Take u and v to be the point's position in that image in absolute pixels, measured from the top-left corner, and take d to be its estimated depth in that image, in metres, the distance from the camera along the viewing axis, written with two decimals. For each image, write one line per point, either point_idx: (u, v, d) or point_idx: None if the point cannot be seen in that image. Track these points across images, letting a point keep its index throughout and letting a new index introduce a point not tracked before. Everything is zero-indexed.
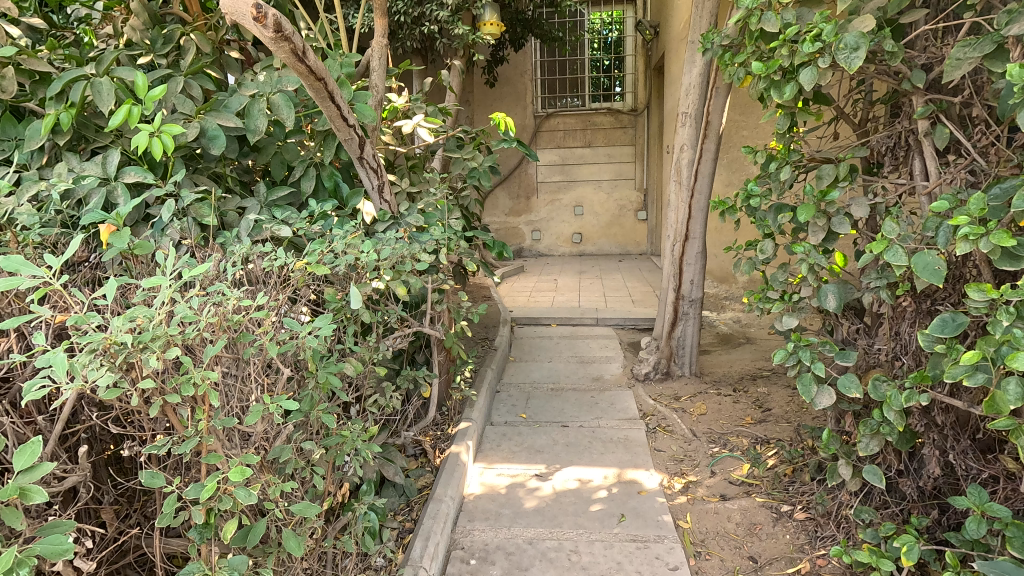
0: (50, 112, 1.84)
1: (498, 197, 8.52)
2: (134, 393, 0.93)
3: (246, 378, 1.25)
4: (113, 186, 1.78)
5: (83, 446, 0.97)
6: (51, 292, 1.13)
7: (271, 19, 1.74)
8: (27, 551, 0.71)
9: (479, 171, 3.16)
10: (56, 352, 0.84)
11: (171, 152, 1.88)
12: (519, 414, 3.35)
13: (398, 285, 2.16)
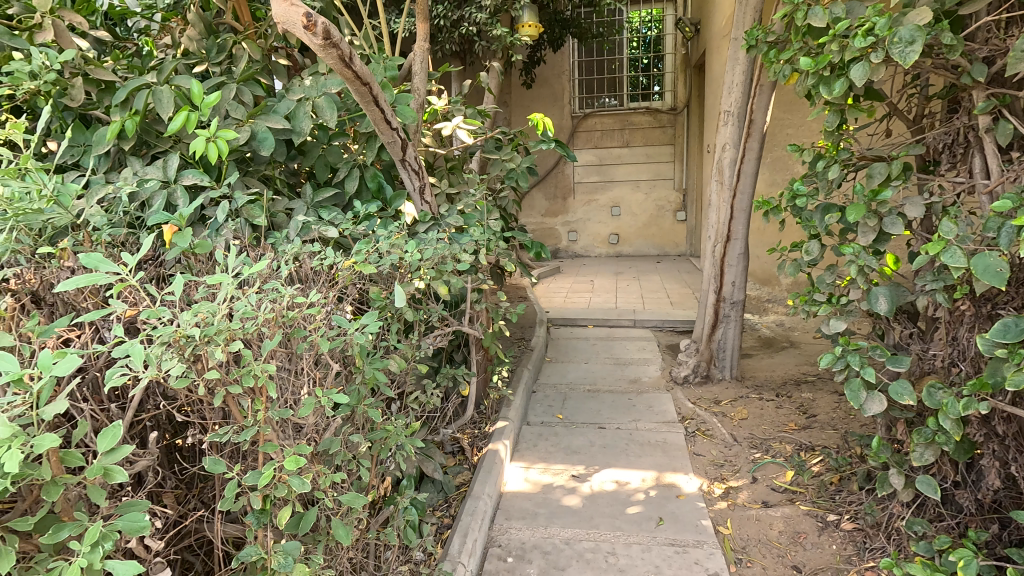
0: (118, 118, 1.95)
1: (535, 197, 8.53)
2: (200, 383, 0.99)
3: (298, 372, 1.30)
4: (173, 189, 1.88)
5: (152, 432, 1.03)
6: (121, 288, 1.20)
7: (320, 27, 1.80)
8: (110, 526, 0.76)
9: (517, 172, 3.18)
10: (132, 344, 0.90)
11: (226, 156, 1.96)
12: (555, 415, 3.36)
13: (440, 284, 2.20)
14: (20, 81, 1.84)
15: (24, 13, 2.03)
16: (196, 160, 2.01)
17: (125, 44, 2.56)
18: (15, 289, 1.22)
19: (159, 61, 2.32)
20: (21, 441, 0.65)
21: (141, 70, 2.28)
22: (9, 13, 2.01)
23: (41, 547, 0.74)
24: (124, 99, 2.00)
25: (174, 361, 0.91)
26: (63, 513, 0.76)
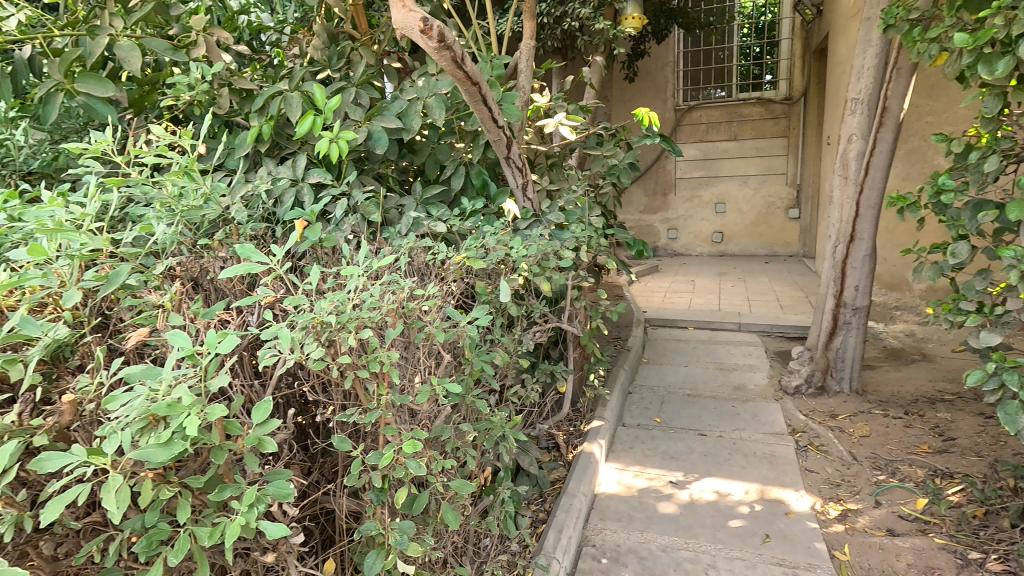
0: (257, 123, 2.14)
1: (634, 194, 8.32)
2: (334, 366, 1.07)
3: (415, 360, 1.36)
4: (302, 186, 2.03)
5: (291, 409, 1.12)
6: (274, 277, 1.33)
7: (436, 31, 1.87)
8: (262, 490, 0.85)
9: (619, 168, 3.11)
10: (278, 327, 0.99)
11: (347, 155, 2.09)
12: (652, 418, 3.26)
13: (542, 280, 2.22)
14: (180, 92, 2.09)
15: (182, 32, 2.29)
16: (321, 159, 2.17)
17: (260, 56, 2.81)
18: (179, 275, 1.39)
19: (289, 70, 2.52)
20: (198, 410, 0.74)
21: (275, 79, 2.49)
22: (170, 32, 2.28)
23: (207, 503, 0.84)
24: (262, 105, 2.19)
25: (313, 345, 0.99)
26: (224, 475, 0.86)
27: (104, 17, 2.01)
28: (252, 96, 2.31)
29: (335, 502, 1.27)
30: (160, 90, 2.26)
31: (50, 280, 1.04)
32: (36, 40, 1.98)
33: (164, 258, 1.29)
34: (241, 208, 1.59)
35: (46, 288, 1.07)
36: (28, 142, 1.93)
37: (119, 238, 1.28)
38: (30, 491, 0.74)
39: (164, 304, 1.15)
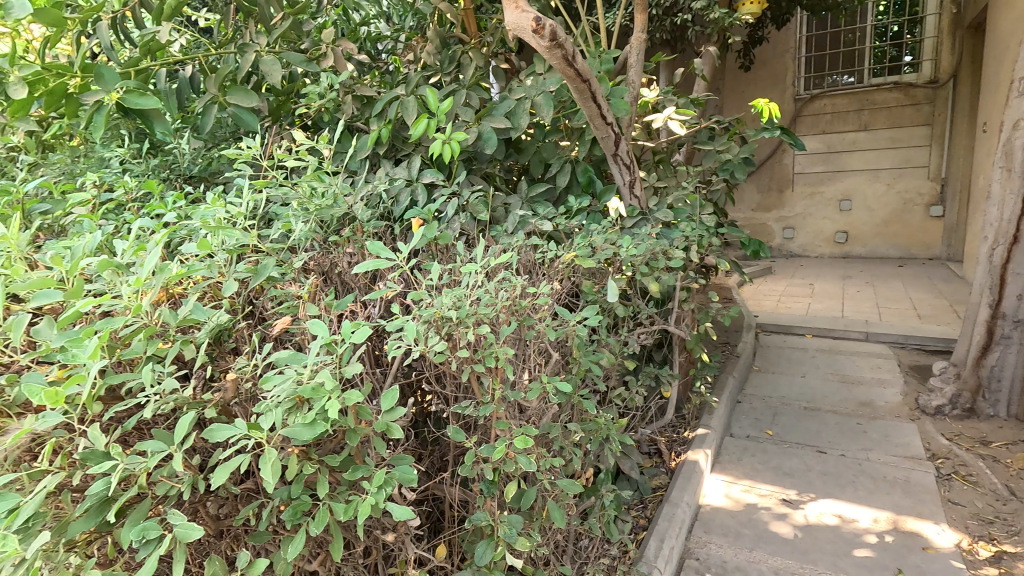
0: (377, 127, 2.27)
1: (746, 190, 7.82)
2: (453, 359, 1.11)
3: (525, 357, 1.38)
4: (416, 185, 2.12)
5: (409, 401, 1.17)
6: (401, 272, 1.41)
7: (548, 30, 1.88)
8: (389, 473, 0.90)
9: (733, 163, 2.92)
10: (403, 321, 1.05)
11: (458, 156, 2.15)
12: (764, 430, 3.05)
13: (650, 280, 2.15)
14: (311, 100, 2.27)
15: (313, 45, 2.48)
16: (435, 159, 2.25)
17: (379, 64, 2.98)
18: (313, 269, 1.47)
19: (404, 75, 2.63)
20: (337, 395, 0.81)
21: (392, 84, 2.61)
22: (303, 47, 2.47)
23: (341, 481, 0.91)
24: (382, 109, 2.32)
25: (435, 339, 1.02)
26: (356, 456, 0.93)
27: (251, 37, 2.23)
28: (371, 101, 2.43)
29: (444, 489, 1.31)
30: (294, 100, 2.47)
31: (213, 271, 1.17)
32: (196, 60, 2.23)
33: (301, 253, 1.40)
34: (364, 207, 1.65)
35: (209, 279, 1.20)
36: (190, 150, 2.19)
37: (265, 234, 1.42)
38: (200, 457, 0.85)
39: (302, 296, 1.25)
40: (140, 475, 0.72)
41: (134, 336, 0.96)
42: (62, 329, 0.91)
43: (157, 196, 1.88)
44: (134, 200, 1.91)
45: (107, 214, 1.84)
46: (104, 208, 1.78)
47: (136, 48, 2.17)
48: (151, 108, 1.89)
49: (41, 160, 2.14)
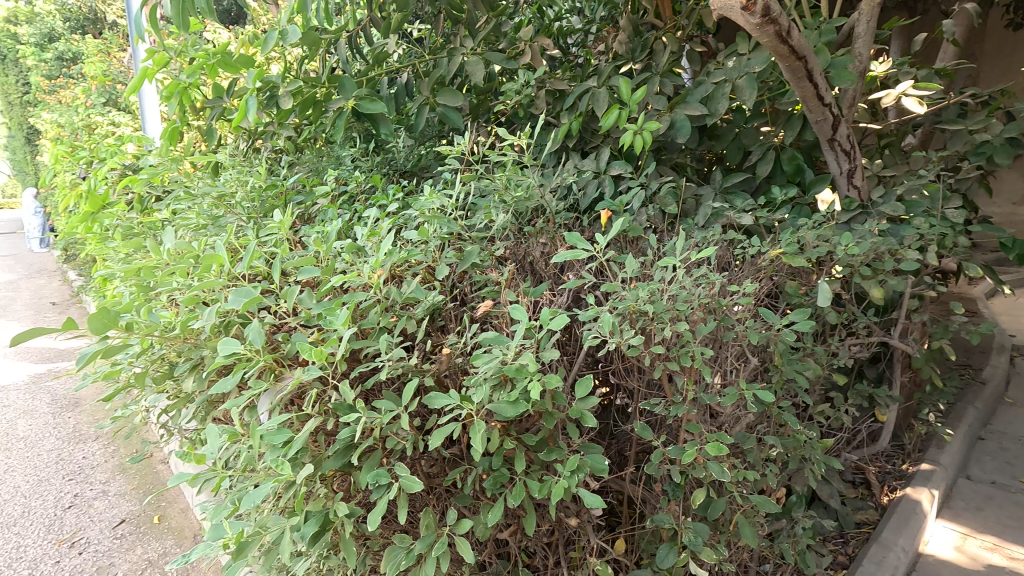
0: (569, 121, 2.24)
1: (1005, 179, 6.29)
2: (648, 354, 1.08)
3: (721, 360, 1.28)
4: (604, 178, 2.06)
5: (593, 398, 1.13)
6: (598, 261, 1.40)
7: (760, 5, 1.63)
8: (580, 460, 0.93)
9: (992, 145, 2.31)
10: (598, 311, 1.06)
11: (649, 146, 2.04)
12: (1020, 479, 2.44)
13: (873, 285, 1.85)
14: (509, 97, 2.38)
15: (510, 44, 2.51)
16: (626, 151, 2.17)
17: (572, 56, 3.00)
18: (508, 258, 1.54)
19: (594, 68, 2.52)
20: (538, 377, 0.85)
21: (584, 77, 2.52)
22: (501, 46, 2.52)
23: (535, 461, 0.95)
24: (575, 104, 2.30)
25: (632, 331, 1.00)
26: (550, 439, 0.96)
27: (460, 42, 2.40)
28: (563, 96, 2.42)
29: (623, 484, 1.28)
30: (493, 98, 2.59)
31: (428, 255, 1.31)
32: (412, 66, 2.47)
33: (500, 243, 1.49)
34: (550, 201, 1.62)
35: (424, 261, 1.34)
36: (407, 148, 2.46)
37: (471, 224, 1.52)
38: (421, 419, 0.96)
39: (501, 282, 1.32)
40: (376, 428, 0.84)
41: (370, 308, 1.12)
42: (317, 299, 1.10)
43: (380, 189, 2.15)
44: (362, 192, 2.22)
45: (342, 205, 2.16)
46: (341, 199, 2.09)
47: (365, 59, 2.46)
48: (378, 111, 2.17)
49: (296, 159, 2.60)
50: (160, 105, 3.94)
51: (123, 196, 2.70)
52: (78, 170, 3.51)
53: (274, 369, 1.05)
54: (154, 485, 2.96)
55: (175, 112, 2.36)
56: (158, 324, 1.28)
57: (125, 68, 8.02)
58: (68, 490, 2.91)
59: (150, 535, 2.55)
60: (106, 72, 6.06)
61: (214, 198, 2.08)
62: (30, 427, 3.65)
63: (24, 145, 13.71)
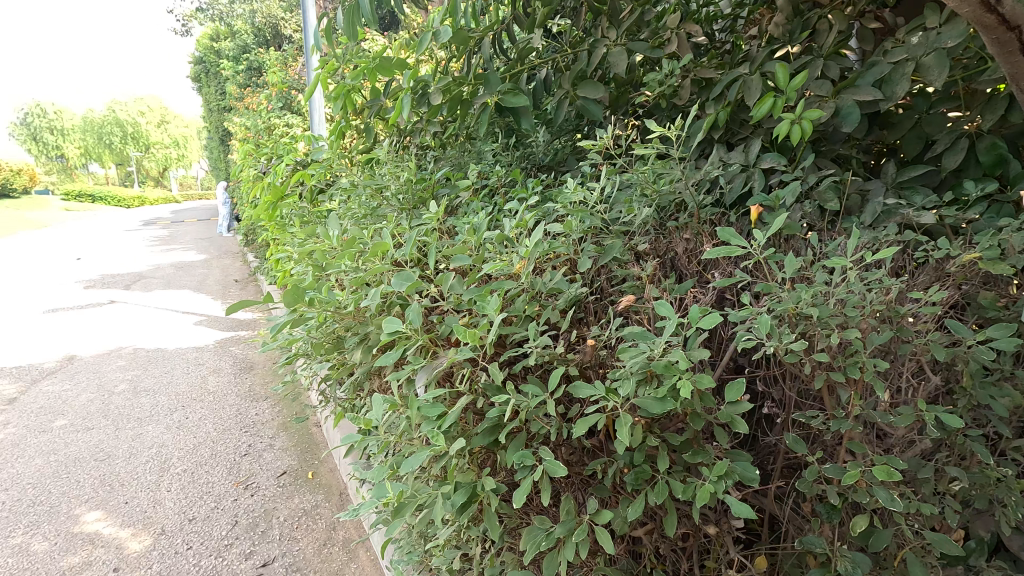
0: (713, 111, 1.84)
1: None
2: (808, 361, 1.00)
3: (895, 375, 1.14)
4: (752, 172, 1.66)
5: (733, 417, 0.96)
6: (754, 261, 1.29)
7: None
8: (727, 466, 0.90)
9: None
10: (752, 312, 1.00)
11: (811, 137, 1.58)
12: None
13: None
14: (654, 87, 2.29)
15: (653, 35, 2.25)
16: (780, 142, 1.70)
17: None
18: (649, 253, 1.48)
19: (749, 49, 2.00)
20: (688, 376, 0.84)
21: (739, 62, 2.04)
22: (642, 37, 2.27)
23: (678, 461, 0.94)
24: (722, 91, 1.87)
25: (792, 336, 0.93)
26: (694, 440, 0.94)
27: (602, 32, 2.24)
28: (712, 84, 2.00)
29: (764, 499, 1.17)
30: (635, 91, 2.30)
31: (571, 248, 1.33)
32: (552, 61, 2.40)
33: (642, 238, 1.45)
34: (693, 195, 1.50)
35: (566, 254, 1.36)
36: (545, 142, 2.46)
37: (613, 217, 1.49)
38: (566, 408, 0.99)
39: (643, 277, 1.29)
40: (523, 412, 0.89)
41: (518, 296, 1.17)
42: (468, 286, 1.17)
43: (519, 183, 2.20)
44: (502, 185, 2.28)
45: (483, 197, 2.25)
46: (483, 193, 2.18)
47: (508, 55, 2.49)
48: (522, 105, 2.21)
49: (440, 154, 2.74)
50: (326, 106, 4.39)
51: (296, 188, 3.07)
52: (260, 165, 4.04)
53: (430, 348, 1.16)
54: (309, 444, 3.35)
55: (340, 111, 2.60)
56: (333, 301, 1.46)
57: (298, 75, 9.03)
58: (244, 441, 3.40)
59: (305, 488, 2.89)
60: (285, 79, 6.88)
61: (372, 190, 2.28)
62: (218, 384, 4.32)
63: (219, 145, 16.11)
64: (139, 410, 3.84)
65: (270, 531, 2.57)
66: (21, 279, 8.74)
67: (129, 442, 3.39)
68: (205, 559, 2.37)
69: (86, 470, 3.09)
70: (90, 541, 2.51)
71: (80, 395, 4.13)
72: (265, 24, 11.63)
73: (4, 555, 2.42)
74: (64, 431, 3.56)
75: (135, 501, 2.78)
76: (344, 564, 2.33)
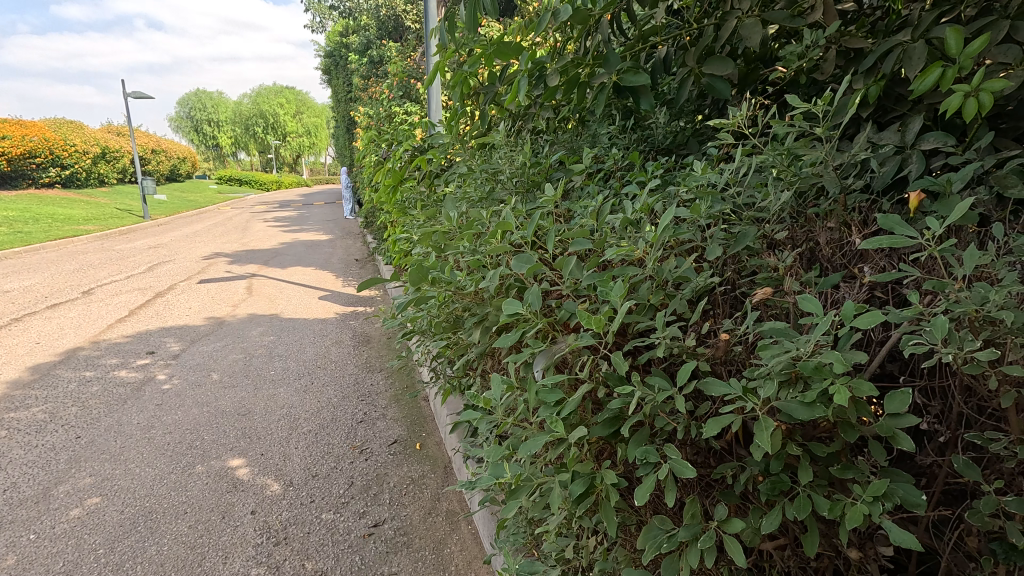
0: (861, 86, 1.49)
1: None
2: (992, 376, 0.84)
3: None
4: (909, 155, 1.33)
5: (882, 443, 0.81)
6: (924, 255, 1.10)
7: None
8: (886, 485, 0.81)
9: None
10: (920, 312, 0.87)
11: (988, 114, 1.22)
12: None
13: None
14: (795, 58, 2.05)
15: (791, 3, 1.84)
16: (948, 118, 1.38)
17: None
18: (785, 243, 1.35)
19: (911, 9, 1.58)
20: (844, 381, 0.75)
21: (899, 27, 1.61)
22: (778, 6, 1.86)
23: (823, 474, 0.86)
24: (872, 63, 1.50)
25: (976, 344, 0.79)
26: (843, 453, 0.85)
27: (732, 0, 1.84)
28: (863, 56, 1.65)
29: (915, 526, 1.02)
30: (768, 67, 2.01)
31: (697, 236, 1.23)
32: (675, 36, 2.10)
33: (779, 226, 1.29)
34: (836, 179, 1.29)
35: (691, 241, 1.26)
36: (665, 123, 2.28)
37: (746, 202, 1.34)
38: (695, 408, 0.94)
39: (781, 269, 1.17)
40: (648, 405, 0.87)
41: (642, 284, 1.12)
42: (588, 271, 1.15)
43: (636, 167, 2.09)
44: (619, 169, 2.19)
45: (598, 181, 2.18)
46: (597, 177, 2.10)
47: (626, 31, 2.34)
48: (641, 85, 2.03)
49: (553, 138, 2.68)
50: (443, 93, 4.50)
51: (415, 172, 3.19)
52: (380, 151, 4.24)
53: (549, 332, 1.19)
54: (417, 418, 3.52)
55: (457, 98, 2.63)
56: (453, 281, 1.51)
57: (418, 65, 9.32)
58: (361, 409, 3.66)
59: (413, 458, 3.05)
60: (404, 69, 7.13)
61: (487, 174, 2.31)
62: (340, 354, 4.68)
63: (345, 133, 17.26)
64: (273, 373, 4.27)
65: (382, 494, 2.74)
66: (185, 252, 10.06)
67: (265, 401, 3.78)
68: (325, 513, 2.59)
69: (230, 422, 3.49)
70: (233, 484, 2.82)
71: (227, 356, 4.68)
72: (389, 17, 12.15)
73: (167, 488, 2.79)
74: (214, 386, 4.05)
75: (269, 454, 3.10)
76: (447, 534, 2.42)
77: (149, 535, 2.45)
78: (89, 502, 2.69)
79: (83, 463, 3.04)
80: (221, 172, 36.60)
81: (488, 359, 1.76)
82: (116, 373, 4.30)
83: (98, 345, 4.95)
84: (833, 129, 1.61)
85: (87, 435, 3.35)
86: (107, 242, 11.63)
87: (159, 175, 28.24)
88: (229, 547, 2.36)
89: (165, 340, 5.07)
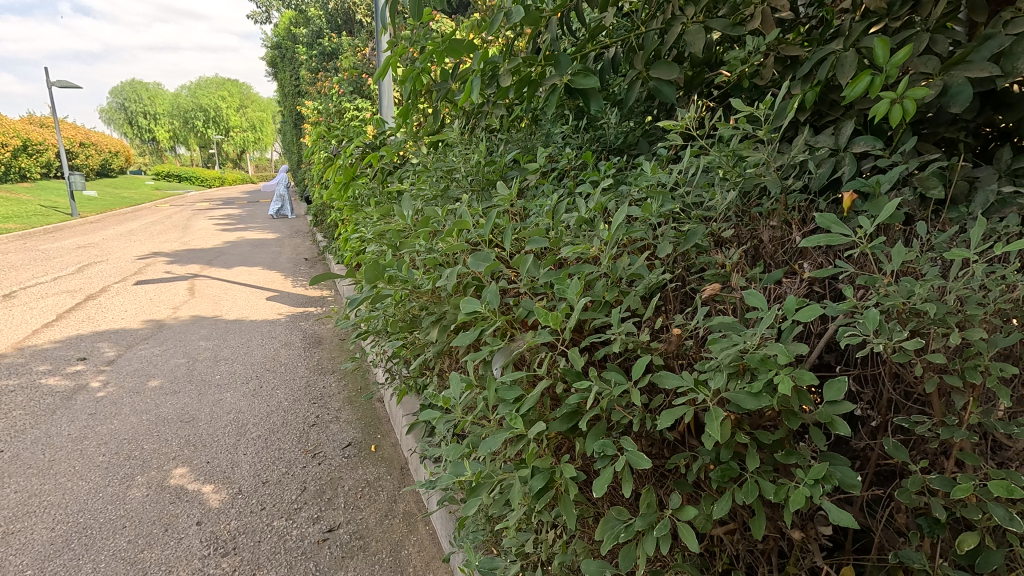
0: (799, 92, 1.57)
1: None
2: (919, 363, 0.91)
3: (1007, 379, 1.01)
4: (842, 157, 1.41)
5: (819, 430, 0.86)
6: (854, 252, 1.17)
7: None
8: (824, 468, 0.86)
9: None
10: (854, 305, 0.92)
11: (912, 118, 1.30)
12: None
13: None
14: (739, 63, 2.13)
15: (733, 10, 1.91)
16: (876, 124, 1.48)
17: None
18: (731, 240, 1.41)
19: (842, 19, 1.66)
20: (787, 371, 0.79)
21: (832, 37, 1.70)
22: (721, 13, 1.92)
23: (770, 460, 0.91)
24: (809, 69, 1.57)
25: (904, 334, 0.85)
26: (787, 439, 0.91)
27: (677, 6, 1.88)
28: (800, 63, 1.73)
29: (850, 506, 1.09)
30: (713, 70, 2.08)
31: (648, 234, 1.26)
32: (625, 39, 2.15)
33: (726, 224, 1.34)
34: (777, 179, 1.35)
35: (642, 238, 1.29)
36: (616, 123, 2.33)
37: (694, 201, 1.38)
38: (650, 402, 0.98)
39: (728, 265, 1.22)
40: (605, 397, 0.90)
41: (597, 280, 1.15)
42: (544, 270, 1.16)
43: (589, 167, 2.13)
44: (572, 168, 2.23)
45: (552, 181, 2.20)
46: (552, 176, 2.12)
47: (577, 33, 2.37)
48: (592, 87, 2.04)
49: (507, 137, 2.69)
50: (395, 89, 4.43)
51: (367, 169, 3.13)
52: (329, 147, 4.13)
53: (507, 331, 1.19)
54: (372, 420, 3.47)
55: (409, 95, 2.60)
56: (410, 280, 1.50)
57: (368, 60, 9.10)
58: (312, 412, 3.57)
59: (368, 461, 3.00)
60: (354, 62, 6.94)
61: (442, 173, 2.29)
62: (289, 356, 4.54)
63: (292, 128, 16.72)
64: (218, 377, 4.09)
65: (336, 498, 2.68)
66: (119, 252, 9.48)
67: (210, 407, 3.63)
68: (278, 520, 2.51)
69: (172, 430, 3.33)
70: (178, 494, 2.70)
71: (167, 360, 4.45)
72: (339, 9, 11.86)
73: (103, 502, 2.63)
74: (153, 393, 3.85)
75: (215, 461, 2.98)
76: (404, 536, 2.40)
77: (83, 552, 2.31)
78: (15, 520, 2.51)
79: (7, 479, 2.83)
80: (159, 167, 34.78)
81: (445, 358, 1.76)
82: (44, 382, 4.02)
83: (23, 351, 4.61)
84: (774, 132, 1.69)
85: (11, 448, 3.12)
86: (31, 242, 10.84)
87: (89, 170, 26.56)
88: (174, 560, 2.26)
89: (99, 345, 4.77)
